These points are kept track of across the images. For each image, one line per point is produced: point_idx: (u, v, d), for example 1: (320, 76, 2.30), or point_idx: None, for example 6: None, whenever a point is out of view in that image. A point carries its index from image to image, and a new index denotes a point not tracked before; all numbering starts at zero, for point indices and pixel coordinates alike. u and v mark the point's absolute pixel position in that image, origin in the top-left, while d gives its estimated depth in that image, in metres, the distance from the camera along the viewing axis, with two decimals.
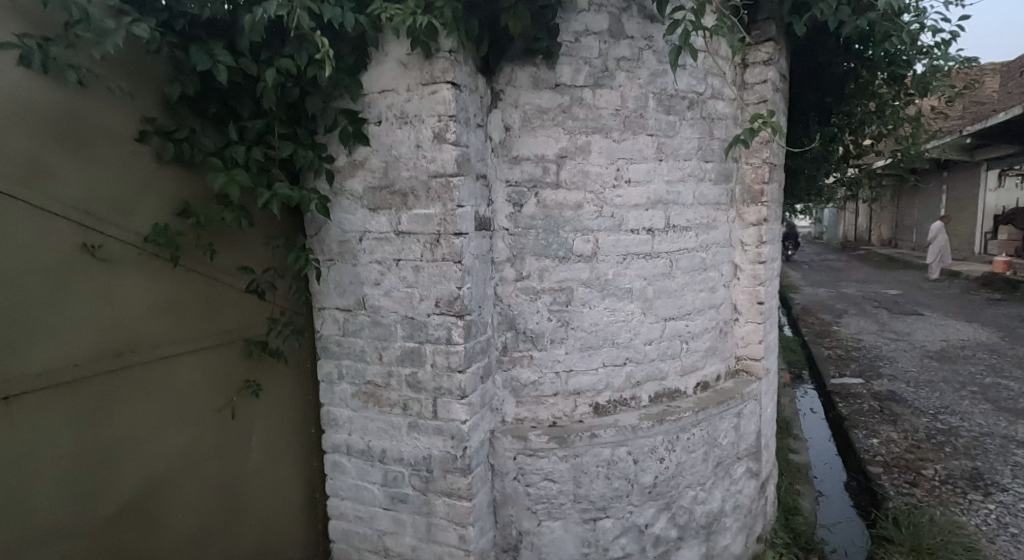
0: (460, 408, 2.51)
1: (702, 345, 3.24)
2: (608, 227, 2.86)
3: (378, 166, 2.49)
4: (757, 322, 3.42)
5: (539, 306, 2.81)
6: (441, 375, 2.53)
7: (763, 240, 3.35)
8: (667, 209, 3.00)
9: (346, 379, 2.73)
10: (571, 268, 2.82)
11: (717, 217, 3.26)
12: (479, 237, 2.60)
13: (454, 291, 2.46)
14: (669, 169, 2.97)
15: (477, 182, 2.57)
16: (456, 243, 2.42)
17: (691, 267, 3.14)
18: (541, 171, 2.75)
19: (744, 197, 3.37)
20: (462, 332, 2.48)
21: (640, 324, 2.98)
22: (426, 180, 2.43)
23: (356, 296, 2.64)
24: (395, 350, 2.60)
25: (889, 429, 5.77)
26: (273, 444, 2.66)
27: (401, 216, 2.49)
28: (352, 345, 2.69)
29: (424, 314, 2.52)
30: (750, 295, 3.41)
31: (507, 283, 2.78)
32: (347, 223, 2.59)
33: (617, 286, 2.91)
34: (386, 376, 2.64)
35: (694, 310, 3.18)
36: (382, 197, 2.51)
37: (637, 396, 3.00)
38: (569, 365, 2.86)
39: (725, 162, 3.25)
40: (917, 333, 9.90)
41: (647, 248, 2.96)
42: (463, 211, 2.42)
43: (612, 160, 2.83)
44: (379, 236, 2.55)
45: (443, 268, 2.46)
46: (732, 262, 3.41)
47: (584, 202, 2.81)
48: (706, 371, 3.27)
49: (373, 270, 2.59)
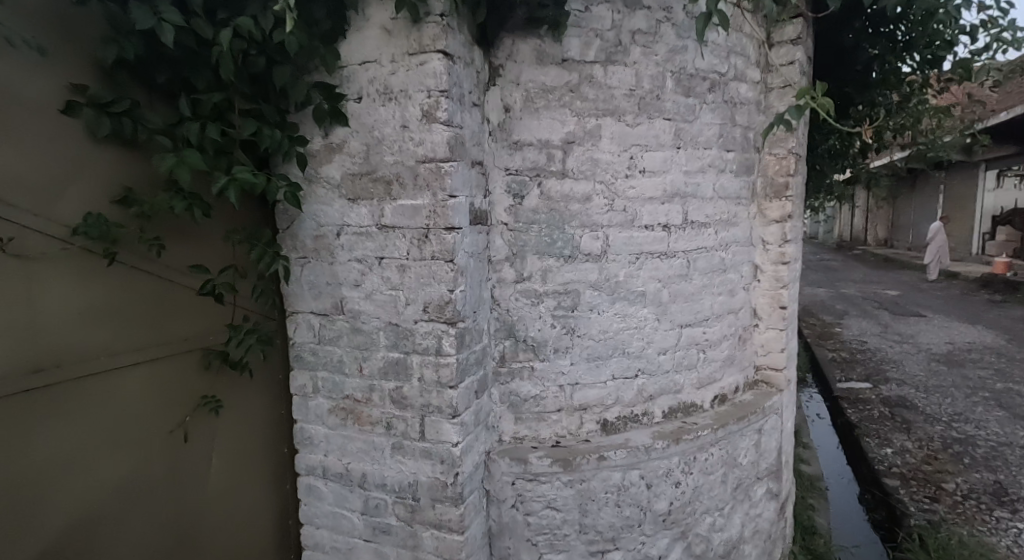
0: (452, 429, 2.19)
1: (720, 354, 2.93)
2: (619, 223, 2.55)
3: (358, 150, 2.16)
4: (779, 328, 3.12)
5: (542, 311, 2.50)
6: (430, 391, 2.20)
7: (787, 238, 3.04)
8: (685, 203, 2.68)
9: (322, 392, 2.41)
10: (577, 268, 2.51)
11: (737, 213, 2.95)
12: (475, 233, 2.28)
13: (446, 295, 2.14)
14: (687, 158, 2.66)
15: (472, 169, 2.25)
16: (447, 240, 2.10)
17: (709, 268, 2.83)
18: (545, 159, 2.43)
19: (767, 191, 3.06)
20: (455, 342, 2.16)
21: (654, 331, 2.67)
22: (413, 166, 2.10)
23: (334, 299, 2.32)
24: (377, 361, 2.28)
25: (903, 438, 5.49)
26: (238, 466, 2.33)
27: (384, 207, 2.16)
28: (330, 355, 2.37)
29: (411, 320, 2.20)
30: (772, 299, 3.11)
31: (506, 285, 2.46)
32: (323, 216, 2.27)
33: (629, 289, 2.60)
34: (367, 390, 2.32)
35: (712, 315, 2.87)
36: (362, 186, 2.18)
37: (650, 412, 2.69)
38: (574, 378, 2.55)
39: (748, 152, 2.94)
40: (920, 335, 9.67)
41: (662, 246, 2.65)
42: (455, 202, 2.10)
43: (625, 147, 2.51)
44: (360, 231, 2.22)
45: (432, 268, 2.14)
46: (752, 262, 3.10)
47: (593, 194, 2.50)
48: (724, 383, 2.97)
49: (353, 270, 2.27)
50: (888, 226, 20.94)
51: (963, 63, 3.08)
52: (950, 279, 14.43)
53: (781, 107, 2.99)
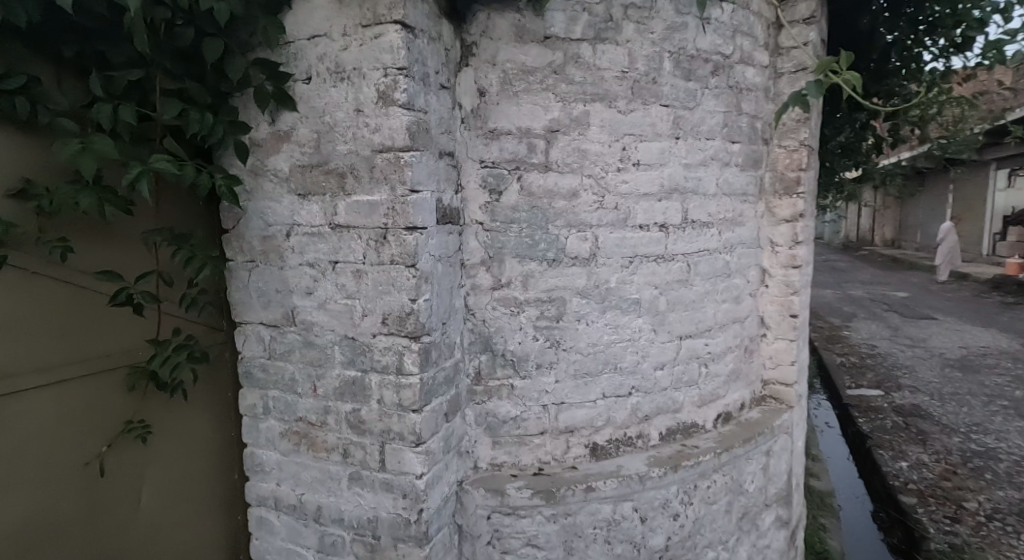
0: (416, 459, 1.91)
1: (724, 368, 2.65)
2: (610, 222, 2.26)
3: (308, 138, 1.89)
4: (790, 339, 2.82)
5: (522, 322, 2.22)
6: (390, 415, 1.92)
7: (798, 239, 2.75)
8: (684, 200, 2.40)
9: (274, 414, 2.13)
10: (562, 273, 2.23)
11: (743, 212, 2.66)
12: (443, 233, 2.00)
13: (407, 305, 1.86)
14: (688, 150, 2.37)
15: (440, 161, 1.97)
16: (407, 243, 1.82)
17: (712, 273, 2.54)
18: (526, 149, 2.14)
19: (776, 187, 2.77)
20: (418, 359, 1.88)
21: (650, 344, 2.39)
22: (369, 157, 1.82)
23: (284, 309, 2.05)
24: (332, 380, 2.00)
25: (919, 450, 5.18)
26: (177, 499, 2.05)
27: (337, 204, 1.89)
28: (281, 372, 2.10)
29: (368, 333, 1.92)
30: (781, 307, 2.81)
31: (481, 292, 2.19)
32: (272, 215, 1.99)
33: (621, 297, 2.31)
34: (322, 412, 2.04)
35: (715, 325, 2.58)
36: (313, 180, 1.91)
37: (645, 434, 2.41)
38: (560, 397, 2.27)
39: (755, 143, 2.65)
40: (931, 339, 9.33)
41: (659, 248, 2.36)
42: (418, 197, 1.82)
43: (616, 137, 2.23)
44: (311, 231, 1.94)
45: (392, 274, 1.86)
46: (759, 266, 2.81)
47: (580, 190, 2.21)
48: (728, 400, 2.68)
49: (305, 276, 1.99)
50: (895, 227, 20.56)
51: (995, 43, 2.79)
52: (960, 281, 14.07)
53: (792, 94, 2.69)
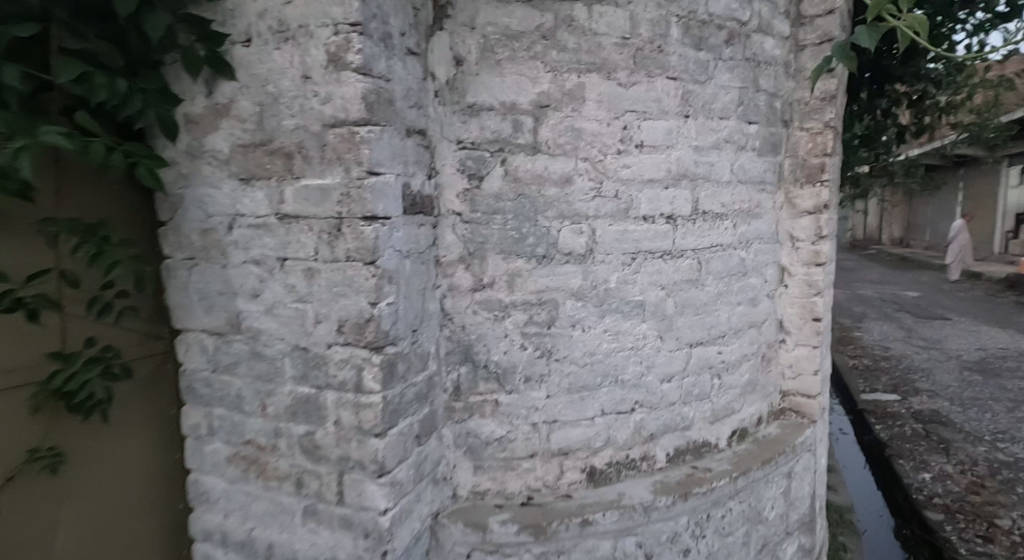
0: (378, 492, 1.61)
1: (740, 379, 2.34)
2: (609, 213, 1.96)
3: (250, 112, 1.59)
4: (813, 346, 2.51)
5: (507, 328, 1.92)
6: (348, 440, 1.63)
7: (823, 233, 2.43)
8: (695, 189, 2.09)
9: (219, 436, 1.84)
10: (554, 272, 1.93)
11: (761, 202, 2.35)
12: (412, 226, 1.70)
13: (366, 310, 1.56)
14: (698, 131, 2.07)
15: (408, 140, 1.67)
16: (365, 235, 1.53)
17: (726, 272, 2.24)
18: (511, 128, 1.85)
19: (797, 174, 2.45)
20: (380, 374, 1.58)
21: (656, 354, 2.09)
22: (320, 133, 1.53)
23: (228, 314, 1.75)
24: (283, 398, 1.71)
25: (942, 461, 4.84)
26: (104, 538, 1.76)
27: (284, 190, 1.59)
28: (226, 388, 1.81)
29: (322, 343, 1.62)
30: (803, 310, 2.50)
31: (460, 294, 1.89)
32: (212, 204, 1.70)
33: (622, 299, 2.01)
34: (272, 435, 1.74)
35: (729, 331, 2.28)
36: (257, 161, 1.61)
37: (651, 456, 2.11)
38: (552, 415, 1.98)
39: (774, 125, 2.34)
40: (947, 340, 8.98)
41: (666, 243, 2.06)
42: (377, 180, 1.52)
43: (616, 113, 1.93)
44: (256, 222, 1.65)
45: (347, 272, 1.56)
46: (778, 263, 2.50)
47: (574, 175, 1.91)
48: (744, 415, 2.38)
49: (250, 275, 1.70)
50: (904, 225, 20.15)
51: None
52: (973, 280, 13.68)
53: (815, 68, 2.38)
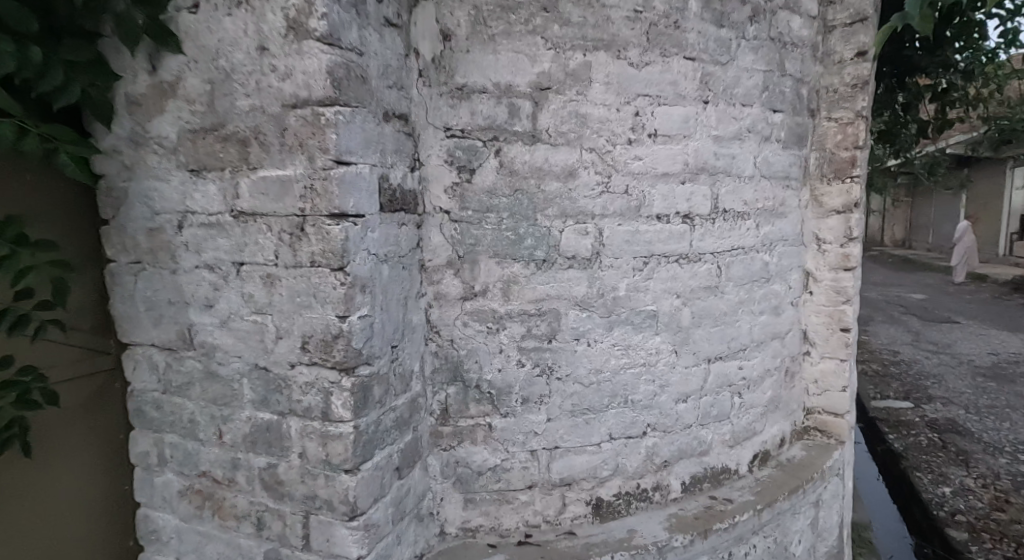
0: (350, 539, 1.37)
1: (762, 397, 2.11)
2: (618, 212, 1.73)
3: (199, 91, 1.35)
4: (840, 359, 2.28)
5: (502, 343, 1.69)
6: (315, 476, 1.39)
7: (853, 235, 2.20)
8: (714, 185, 1.86)
9: (171, 466, 1.60)
10: (556, 279, 1.70)
11: (786, 200, 2.12)
12: (391, 226, 1.47)
13: (334, 324, 1.32)
14: (719, 119, 1.83)
15: (386, 126, 1.44)
16: (333, 236, 1.29)
17: (748, 277, 2.00)
18: (506, 113, 1.61)
19: (824, 170, 2.22)
20: (351, 399, 1.35)
21: (670, 370, 1.85)
22: (279, 115, 1.29)
23: (179, 328, 1.51)
24: (241, 426, 1.47)
25: (963, 473, 4.60)
26: None
27: (239, 183, 1.35)
28: (178, 412, 1.56)
29: (283, 363, 1.39)
30: (830, 319, 2.27)
31: (448, 304, 1.66)
32: (159, 199, 1.46)
33: (632, 309, 1.78)
34: (229, 468, 1.50)
35: (751, 344, 2.04)
36: (208, 149, 1.37)
37: (664, 486, 1.88)
38: (553, 441, 1.75)
39: (800, 114, 2.10)
40: (957, 344, 8.73)
41: (682, 246, 1.82)
42: (346, 171, 1.29)
43: (626, 98, 1.70)
44: (208, 220, 1.41)
45: (312, 279, 1.32)
46: (803, 268, 2.26)
47: (578, 167, 1.68)
48: (766, 436, 2.14)
49: (202, 282, 1.46)
50: (905, 226, 19.91)
51: None
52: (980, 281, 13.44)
53: (845, 52, 2.14)
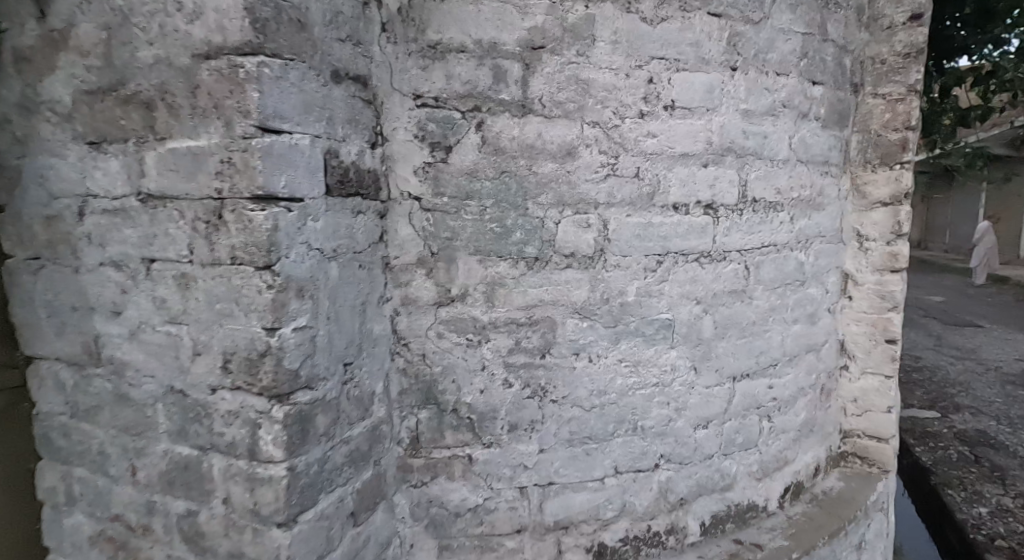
0: None
1: (795, 421, 1.80)
2: (627, 200, 1.43)
3: (94, 40, 1.06)
4: (885, 375, 1.96)
5: (485, 359, 1.40)
6: (242, 530, 1.10)
7: (901, 231, 1.89)
8: (742, 169, 1.55)
9: (81, 506, 1.32)
10: (551, 281, 1.40)
11: (824, 189, 1.81)
12: (341, 215, 1.18)
13: (260, 339, 1.03)
14: (749, 90, 1.52)
15: (335, 89, 1.15)
16: (256, 225, 0.99)
17: (780, 279, 1.69)
18: (490, 77, 1.32)
19: (869, 155, 1.90)
20: (284, 435, 1.05)
21: (688, 392, 1.55)
22: (188, 68, 0.99)
23: (84, 339, 1.23)
24: (155, 462, 1.18)
25: (1000, 492, 4.22)
26: None
27: (144, 158, 1.06)
28: (87, 441, 1.28)
29: (202, 387, 1.09)
30: (873, 329, 1.95)
31: (419, 311, 1.37)
32: (56, 180, 1.18)
33: (644, 318, 1.48)
34: (144, 512, 1.21)
35: (783, 358, 1.73)
36: (107, 115, 1.08)
37: (679, 529, 1.58)
38: (546, 476, 1.46)
39: (842, 88, 1.79)
40: (983, 349, 8.31)
41: (703, 242, 1.52)
42: (275, 141, 0.99)
43: (638, 61, 1.39)
44: (112, 206, 1.12)
45: (234, 281, 1.03)
46: (841, 269, 1.94)
47: (578, 145, 1.38)
48: (799, 466, 1.84)
49: (108, 283, 1.17)
50: None
51: None
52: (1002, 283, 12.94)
53: (896, 15, 1.83)
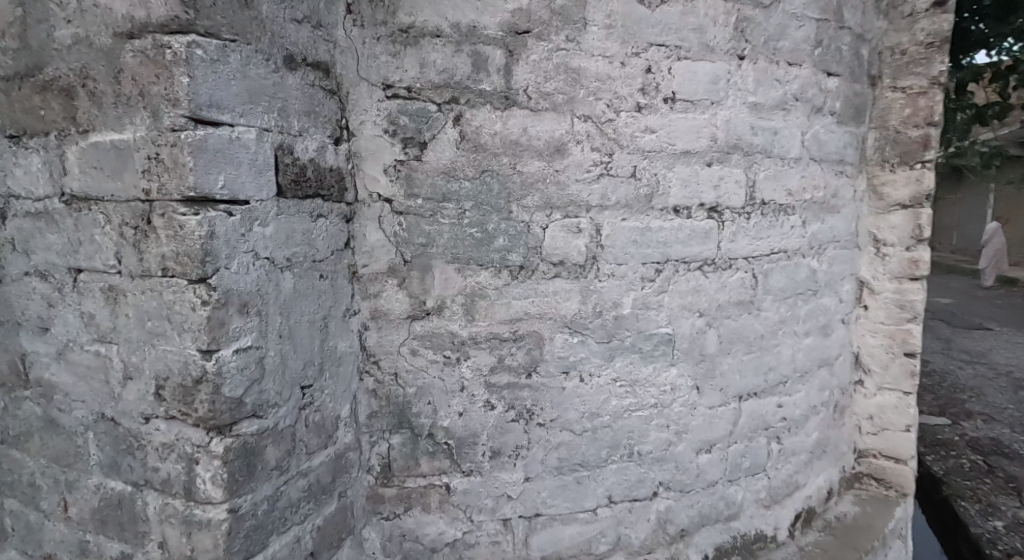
0: None
1: (806, 442, 1.66)
2: (623, 202, 1.29)
3: (10, 19, 0.93)
4: (903, 392, 1.82)
5: (464, 378, 1.26)
6: None
7: (922, 236, 1.74)
8: (749, 168, 1.41)
9: (14, 541, 1.18)
10: (537, 292, 1.27)
11: (839, 190, 1.66)
12: (296, 219, 1.04)
13: (195, 363, 0.89)
14: (758, 81, 1.38)
15: (289, 77, 1.01)
16: (188, 232, 0.86)
17: (791, 289, 1.54)
18: (469, 65, 1.18)
19: (887, 153, 1.75)
20: (224, 473, 0.92)
21: (689, 413, 1.41)
22: (109, 49, 0.85)
23: (10, 357, 1.09)
24: (87, 498, 1.04)
25: None
26: None
27: (66, 153, 0.92)
28: (17, 471, 1.14)
29: (134, 415, 0.96)
30: (891, 341, 1.81)
31: (391, 325, 1.24)
32: None
33: (641, 332, 1.34)
34: (77, 553, 1.08)
35: (794, 374, 1.59)
36: (25, 104, 0.95)
37: None
38: (532, 507, 1.33)
39: (859, 80, 1.65)
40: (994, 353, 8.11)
41: (707, 249, 1.37)
42: (210, 134, 0.86)
43: (635, 48, 1.25)
44: (34, 208, 0.99)
45: (165, 295, 0.89)
46: (856, 277, 1.80)
47: (568, 142, 1.24)
48: (810, 490, 1.69)
49: (33, 295, 1.03)
50: None
51: None
52: None
53: (918, 2, 1.68)
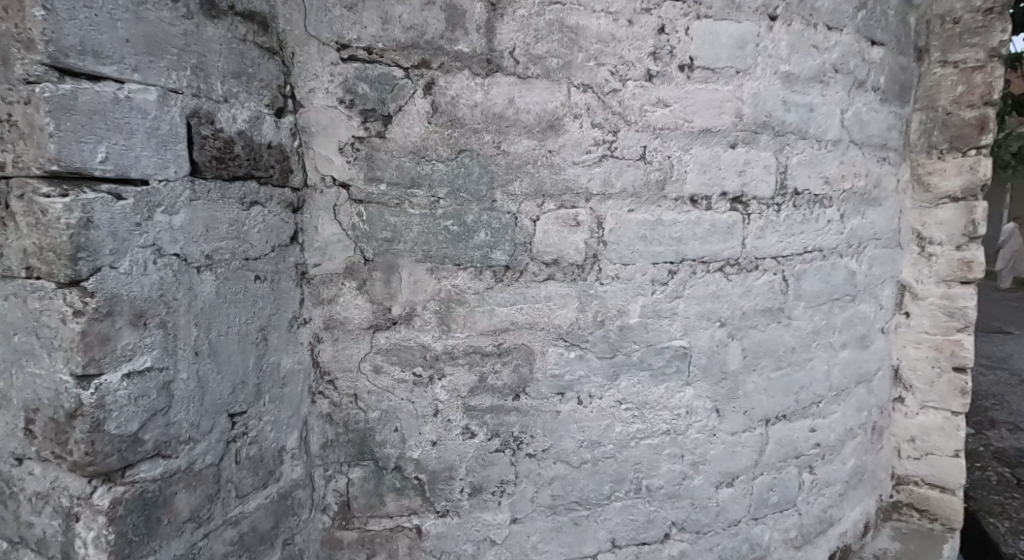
0: None
1: (841, 471, 1.43)
2: (630, 189, 1.07)
3: None
4: (950, 412, 1.59)
5: (438, 401, 1.05)
6: None
7: (975, 234, 1.51)
8: (781, 151, 1.19)
9: None
10: (527, 297, 1.05)
11: (881, 179, 1.43)
12: (220, 207, 0.83)
13: (69, 392, 0.68)
14: (793, 46, 1.16)
15: (209, 27, 0.81)
16: (52, 220, 0.65)
17: (828, 294, 1.32)
18: (442, 22, 0.97)
19: (934, 138, 1.53)
20: (111, 534, 0.71)
21: (708, 441, 1.19)
22: None
23: None
24: None
25: None
26: None
27: None
28: None
29: (3, 455, 0.75)
30: (937, 354, 1.58)
31: (349, 338, 1.03)
32: None
33: (651, 346, 1.12)
34: None
35: (829, 392, 1.36)
36: None
37: None
38: (520, 553, 1.12)
39: (905, 52, 1.42)
40: None
41: (730, 247, 1.16)
42: (82, 90, 0.65)
43: (646, 3, 1.04)
44: None
45: (30, 302, 0.68)
46: (898, 279, 1.57)
47: (563, 116, 1.03)
48: (845, 526, 1.47)
49: None
50: None
51: None
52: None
53: None
